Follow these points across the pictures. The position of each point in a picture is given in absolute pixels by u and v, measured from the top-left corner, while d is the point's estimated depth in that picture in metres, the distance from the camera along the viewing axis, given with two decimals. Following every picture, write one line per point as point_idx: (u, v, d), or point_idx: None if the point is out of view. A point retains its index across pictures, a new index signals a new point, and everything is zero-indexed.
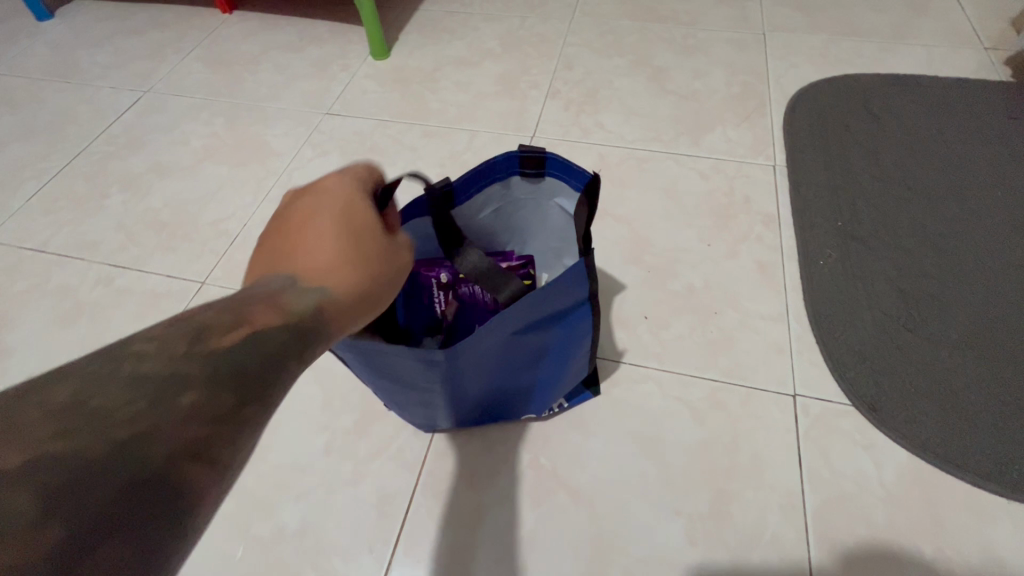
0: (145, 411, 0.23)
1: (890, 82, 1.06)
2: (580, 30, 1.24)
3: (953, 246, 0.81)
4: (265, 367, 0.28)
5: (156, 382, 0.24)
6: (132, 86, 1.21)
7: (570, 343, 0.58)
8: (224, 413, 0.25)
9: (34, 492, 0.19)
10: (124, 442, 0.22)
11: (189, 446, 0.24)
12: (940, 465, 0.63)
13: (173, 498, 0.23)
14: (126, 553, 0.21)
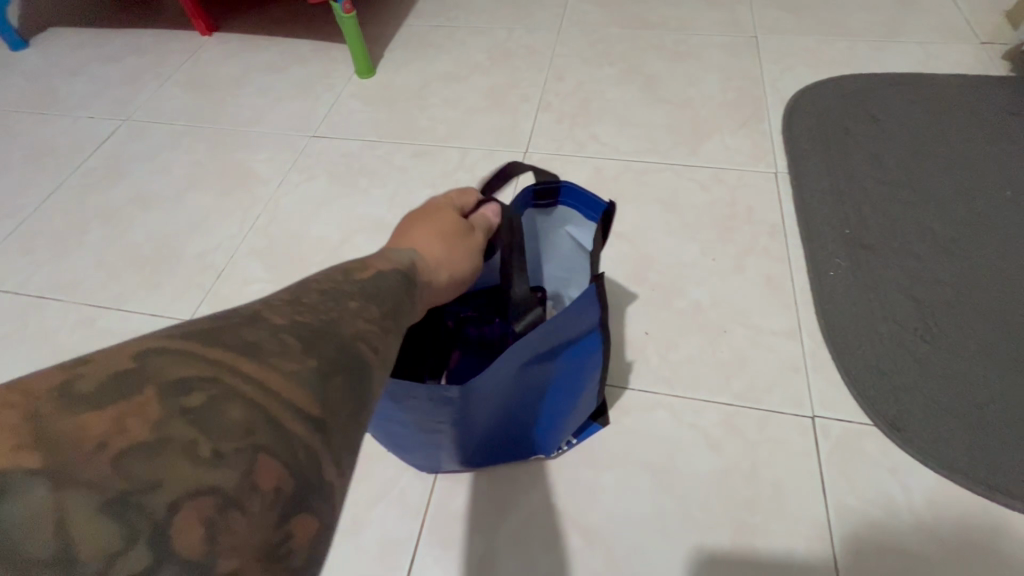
0: (335, 308, 0.29)
1: (887, 82, 1.04)
2: (568, 40, 1.22)
3: (965, 250, 0.79)
4: (399, 296, 0.35)
5: (335, 294, 0.31)
6: (110, 114, 1.17)
7: (581, 374, 0.55)
8: (383, 317, 0.32)
9: (287, 341, 0.25)
10: (331, 321, 0.28)
11: (368, 332, 0.30)
12: (971, 485, 0.60)
13: (363, 365, 0.28)
14: (345, 397, 0.26)
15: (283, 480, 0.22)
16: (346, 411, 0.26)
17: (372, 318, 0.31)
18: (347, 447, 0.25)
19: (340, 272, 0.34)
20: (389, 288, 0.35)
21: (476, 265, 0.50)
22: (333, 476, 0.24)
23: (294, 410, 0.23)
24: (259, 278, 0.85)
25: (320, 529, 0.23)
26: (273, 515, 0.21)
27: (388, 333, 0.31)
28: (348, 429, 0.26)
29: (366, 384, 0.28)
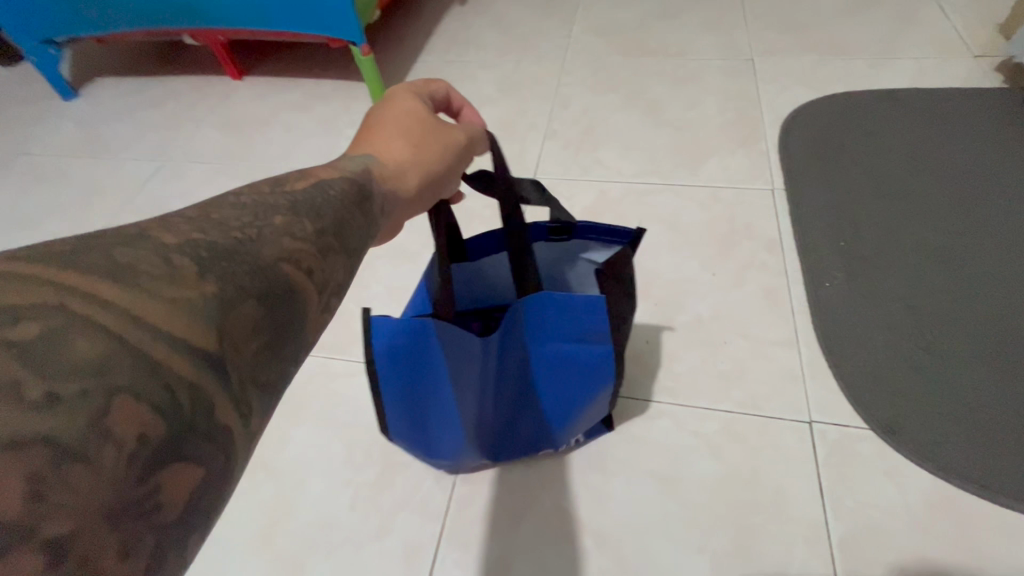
0: (256, 225, 0.26)
1: (882, 97, 1.08)
2: (572, 70, 1.28)
3: (961, 259, 0.81)
4: (346, 215, 0.31)
5: (258, 211, 0.27)
6: (152, 156, 1.27)
7: (595, 379, 0.59)
8: (319, 239, 0.28)
9: (173, 265, 0.22)
10: (244, 241, 0.25)
11: (294, 255, 0.26)
12: (966, 486, 0.62)
13: (283, 293, 0.25)
14: (250, 329, 0.23)
15: (151, 427, 0.19)
16: (252, 346, 0.23)
17: (305, 239, 0.28)
18: (250, 386, 0.23)
19: (273, 187, 0.30)
20: (335, 206, 0.31)
21: (450, 171, 0.44)
22: (227, 417, 0.22)
23: (176, 347, 0.20)
24: None
25: (203, 477, 0.21)
26: (131, 467, 0.18)
27: (325, 258, 0.28)
28: (252, 365, 0.23)
29: (279, 316, 0.25)
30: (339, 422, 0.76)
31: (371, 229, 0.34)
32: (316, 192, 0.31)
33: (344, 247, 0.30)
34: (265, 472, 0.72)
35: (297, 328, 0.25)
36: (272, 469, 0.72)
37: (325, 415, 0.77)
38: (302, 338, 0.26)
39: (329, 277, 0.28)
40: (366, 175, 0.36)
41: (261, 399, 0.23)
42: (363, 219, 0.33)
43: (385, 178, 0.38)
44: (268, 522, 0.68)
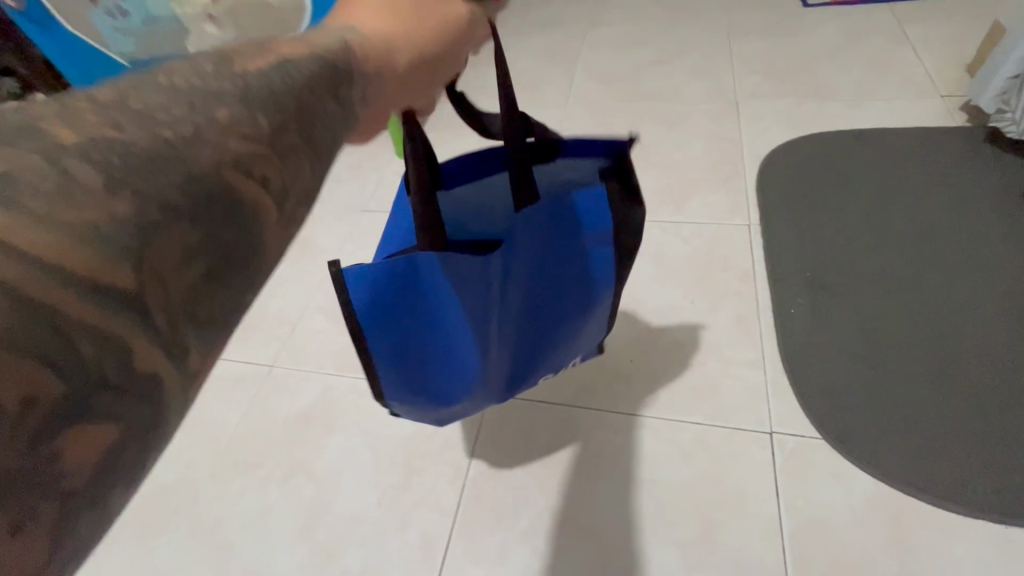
0: (190, 119, 0.21)
1: (852, 138, 1.19)
2: (573, 116, 1.42)
3: (913, 288, 0.91)
4: (312, 103, 0.25)
5: (195, 101, 0.22)
6: None
7: (587, 285, 0.62)
8: (277, 134, 0.23)
9: (69, 177, 0.18)
10: (172, 140, 0.20)
11: (243, 159, 0.22)
12: (903, 488, 0.72)
13: (232, 209, 0.21)
14: (182, 254, 0.19)
15: (41, 386, 0.16)
16: (189, 274, 0.20)
17: (255, 136, 0.22)
18: (186, 323, 0.20)
19: (217, 67, 0.24)
20: (291, 89, 0.25)
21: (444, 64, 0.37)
22: (154, 364, 0.19)
23: (77, 288, 0.17)
24: (324, 329, 1.05)
25: (123, 433, 0.18)
26: (16, 440, 0.16)
27: (285, 161, 0.23)
28: (187, 299, 0.19)
29: (222, 231, 0.21)
30: (368, 433, 0.89)
31: (347, 121, 0.28)
32: (271, 73, 0.25)
33: (309, 142, 0.24)
34: (306, 475, 0.86)
35: (253, 250, 0.22)
36: (311, 473, 0.86)
37: (355, 427, 0.90)
38: (265, 259, 0.22)
39: (299, 185, 0.24)
40: (342, 52, 0.29)
41: (199, 340, 0.20)
42: (336, 112, 0.27)
43: (366, 59, 0.30)
44: (309, 517, 0.82)
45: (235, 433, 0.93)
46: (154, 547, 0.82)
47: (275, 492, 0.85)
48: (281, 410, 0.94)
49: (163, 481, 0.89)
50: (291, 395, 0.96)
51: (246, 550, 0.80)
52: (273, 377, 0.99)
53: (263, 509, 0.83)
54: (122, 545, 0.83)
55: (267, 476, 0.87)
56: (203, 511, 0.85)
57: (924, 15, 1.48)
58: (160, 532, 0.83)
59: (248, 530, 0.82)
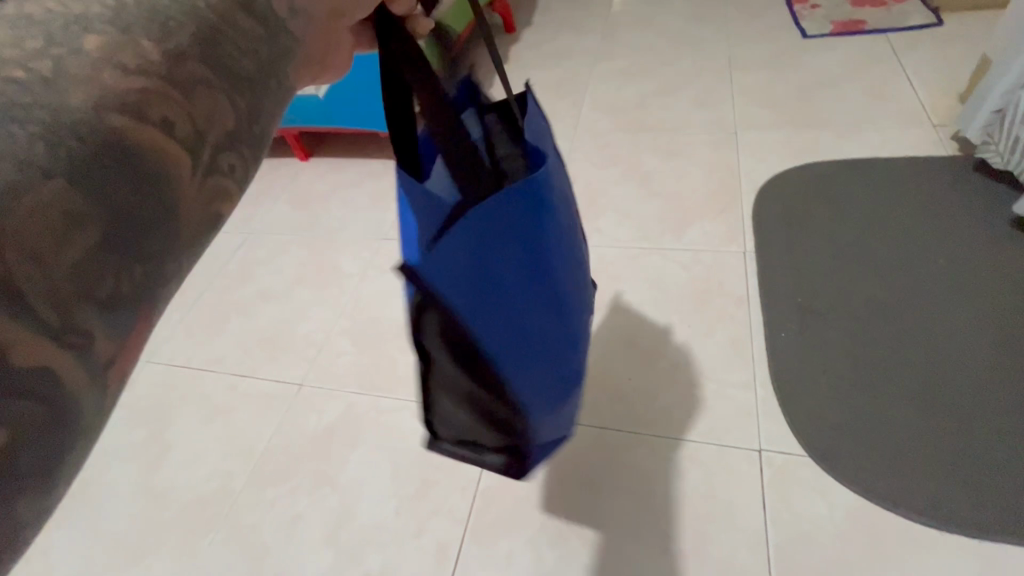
0: (52, 53, 0.23)
1: (845, 167, 1.25)
2: (580, 146, 1.50)
3: (898, 312, 0.96)
4: (218, 26, 0.27)
5: (58, 33, 0.23)
6: (237, 228, 1.54)
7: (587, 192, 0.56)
8: (173, 65, 0.25)
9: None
10: (38, 80, 0.22)
11: (133, 98, 0.23)
12: (883, 504, 0.77)
13: (125, 159, 0.23)
14: (65, 216, 0.21)
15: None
16: (84, 241, 0.22)
17: (142, 69, 0.24)
18: (84, 303, 0.22)
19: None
20: (187, 9, 0.26)
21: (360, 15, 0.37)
22: (43, 354, 0.22)
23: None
24: (347, 350, 1.14)
25: (52, 382, 0.22)
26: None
27: (191, 97, 0.25)
28: (69, 276, 0.22)
29: (114, 190, 0.23)
30: (388, 447, 0.97)
31: (274, 47, 0.29)
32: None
33: (212, 71, 0.26)
34: (332, 486, 0.94)
35: (163, 215, 0.25)
36: (336, 485, 0.94)
37: (376, 441, 0.98)
38: (166, 211, 0.25)
39: (240, 135, 0.28)
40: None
41: (109, 323, 0.24)
42: (254, 30, 0.28)
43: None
44: (334, 525, 0.90)
45: (268, 446, 1.02)
46: (197, 550, 0.91)
47: (304, 500, 0.93)
48: (310, 426, 1.03)
49: (204, 491, 0.98)
50: (317, 412, 1.05)
51: (279, 554, 0.88)
52: (302, 396, 1.08)
53: (294, 516, 0.92)
54: (168, 548, 0.92)
55: (297, 486, 0.95)
56: (241, 517, 0.93)
57: (919, 45, 1.54)
58: (203, 536, 0.92)
59: (280, 536, 0.90)
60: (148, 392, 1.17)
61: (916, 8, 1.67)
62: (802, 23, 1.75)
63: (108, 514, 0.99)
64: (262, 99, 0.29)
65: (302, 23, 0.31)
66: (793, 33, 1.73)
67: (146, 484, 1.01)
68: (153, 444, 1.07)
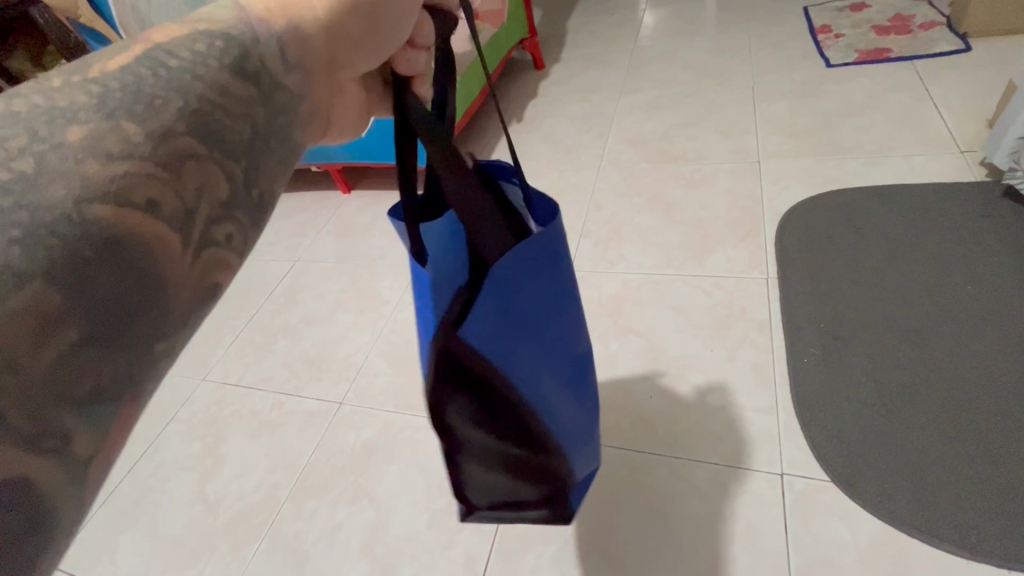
0: (29, 150, 0.21)
1: (869, 193, 1.26)
2: (605, 176, 1.56)
3: (923, 339, 0.96)
4: (207, 96, 0.26)
5: (34, 127, 0.22)
6: (285, 257, 1.66)
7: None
8: (159, 142, 0.24)
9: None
10: (13, 180, 0.21)
11: (119, 181, 0.22)
12: (909, 531, 0.77)
13: (108, 250, 0.22)
14: (37, 322, 0.20)
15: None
16: (50, 350, 0.21)
17: (125, 153, 0.23)
18: (57, 408, 0.22)
19: (68, 80, 0.24)
20: (175, 84, 0.26)
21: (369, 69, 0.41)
22: (23, 468, 0.21)
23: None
24: (384, 371, 1.21)
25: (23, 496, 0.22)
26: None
27: (180, 175, 0.25)
28: (49, 381, 0.21)
29: (93, 280, 0.22)
30: (422, 463, 1.03)
31: (270, 106, 0.29)
32: (137, 67, 0.25)
33: (204, 140, 0.26)
34: (369, 500, 1.00)
35: (149, 302, 0.24)
36: (373, 498, 1.00)
37: (410, 458, 1.04)
38: (156, 297, 0.24)
39: (236, 203, 0.28)
40: (228, 27, 0.29)
41: (80, 426, 0.23)
42: (248, 93, 0.28)
43: (273, 24, 0.30)
44: (371, 536, 0.95)
45: (310, 461, 1.09)
46: (245, 556, 0.98)
47: (343, 512, 1.00)
48: (349, 442, 1.10)
49: (253, 500, 1.06)
50: (356, 429, 1.12)
51: (320, 562, 0.94)
52: (342, 413, 1.16)
53: (333, 527, 0.98)
54: (221, 553, 1.00)
55: (337, 499, 1.02)
56: (285, 526, 1.00)
57: (946, 72, 1.55)
58: (251, 543, 1.00)
59: (321, 544, 0.96)
60: (204, 410, 1.27)
61: (942, 35, 1.69)
62: (826, 52, 1.79)
63: (167, 520, 1.08)
64: (257, 159, 0.28)
65: (307, 78, 0.32)
66: (817, 62, 1.76)
67: (202, 494, 1.10)
68: (208, 457, 1.16)
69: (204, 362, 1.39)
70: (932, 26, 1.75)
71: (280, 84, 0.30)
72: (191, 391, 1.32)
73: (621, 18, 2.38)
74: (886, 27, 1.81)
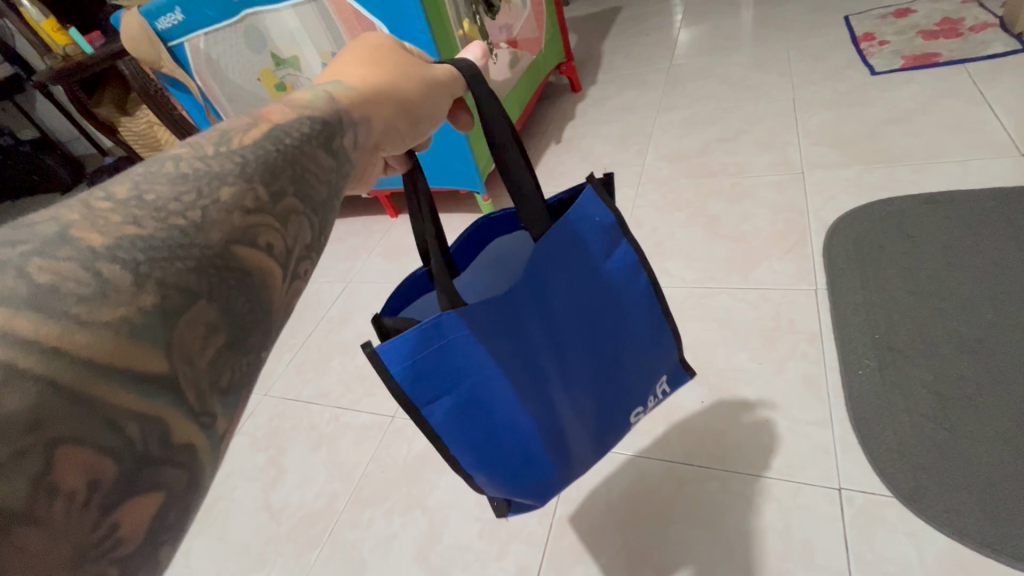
0: (199, 204, 0.27)
1: (923, 201, 1.22)
2: (646, 193, 1.58)
3: (988, 350, 0.92)
4: (306, 168, 0.33)
5: (201, 186, 0.28)
6: (339, 279, 1.75)
7: (637, 316, 0.59)
8: (277, 199, 0.30)
9: (104, 279, 0.22)
10: (189, 225, 0.26)
11: (249, 230, 0.28)
12: (981, 549, 0.74)
13: (243, 277, 0.27)
14: (202, 330, 0.24)
15: (101, 473, 0.20)
16: (210, 348, 0.24)
17: (259, 207, 0.29)
18: (212, 392, 0.24)
19: (221, 150, 0.31)
20: (289, 158, 0.33)
21: (423, 102, 0.48)
22: (188, 435, 0.23)
23: (121, 381, 0.21)
24: None
25: (163, 501, 0.22)
26: (91, 509, 0.20)
27: (287, 223, 0.30)
28: (210, 370, 0.24)
29: (238, 293, 0.26)
30: None
31: (341, 174, 0.36)
32: (265, 145, 0.32)
33: (303, 199, 0.32)
34: (422, 510, 1.04)
35: (266, 318, 0.27)
36: (426, 508, 1.04)
37: None
38: (275, 313, 0.28)
39: (316, 244, 0.32)
40: (320, 115, 0.38)
41: (209, 436, 0.24)
42: (328, 163, 0.35)
43: (348, 114, 0.40)
44: (424, 545, 0.99)
45: (365, 472, 1.14)
46: (307, 561, 1.03)
47: (397, 522, 1.03)
48: (402, 453, 1.15)
49: (313, 508, 1.11)
50: (408, 442, 1.16)
51: (375, 568, 0.98)
52: (395, 426, 1.21)
53: (388, 535, 1.02)
54: (284, 557, 1.05)
55: (390, 509, 1.06)
56: (343, 534, 1.05)
57: (1001, 75, 1.50)
58: (311, 549, 1.05)
59: (376, 551, 1.00)
60: (268, 422, 1.35)
61: (996, 37, 1.63)
62: (870, 60, 1.76)
63: (233, 526, 1.15)
64: (331, 215, 0.34)
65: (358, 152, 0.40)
66: (861, 70, 1.73)
67: (267, 502, 1.17)
68: (271, 467, 1.23)
69: (266, 379, 1.48)
70: (984, 29, 1.70)
71: (347, 159, 0.38)
72: (255, 406, 1.41)
73: (656, 38, 2.42)
74: (934, 31, 1.76)
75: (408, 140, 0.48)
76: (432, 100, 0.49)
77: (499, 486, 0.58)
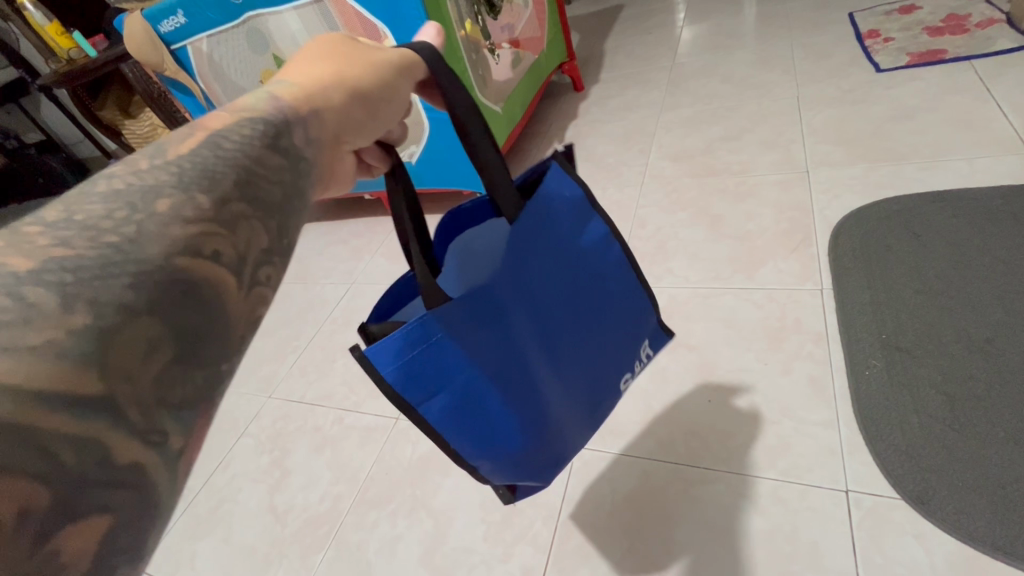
0: (133, 219, 0.26)
1: (930, 199, 1.21)
2: (650, 193, 1.57)
3: (997, 349, 0.92)
4: (254, 170, 0.33)
5: (135, 202, 0.27)
6: (342, 280, 1.75)
7: (612, 283, 0.60)
8: (222, 206, 0.30)
9: (31, 305, 0.22)
10: (124, 240, 0.25)
11: (193, 240, 0.27)
12: (992, 552, 0.73)
13: (190, 288, 0.26)
14: (144, 348, 0.24)
15: (33, 499, 0.19)
16: (152, 366, 0.24)
17: (200, 216, 0.28)
18: (159, 410, 0.24)
19: (155, 163, 0.31)
20: (232, 162, 0.32)
21: (376, 88, 0.47)
22: (132, 455, 0.22)
23: (49, 407, 0.20)
24: None
25: (113, 522, 0.21)
26: (25, 540, 0.19)
27: (235, 230, 0.30)
28: (154, 388, 0.24)
29: (183, 305, 0.25)
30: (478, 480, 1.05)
31: (295, 174, 0.36)
32: (202, 152, 0.32)
33: (253, 202, 0.31)
34: (426, 512, 1.04)
35: (218, 329, 0.27)
36: (430, 510, 1.04)
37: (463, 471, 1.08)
38: (227, 324, 0.27)
39: (275, 249, 0.32)
40: (262, 114, 0.37)
41: (159, 453, 0.23)
42: (279, 164, 0.35)
43: (295, 112, 0.40)
44: (428, 546, 0.99)
45: (369, 474, 1.14)
46: (312, 564, 1.03)
47: (401, 524, 1.03)
48: (406, 455, 1.15)
49: (318, 510, 1.12)
50: (412, 443, 1.16)
51: (381, 569, 0.98)
52: (399, 428, 1.21)
53: (393, 537, 1.02)
54: (289, 559, 1.05)
55: (394, 511, 1.06)
56: (347, 536, 1.05)
57: (1008, 71, 1.49)
58: (316, 551, 1.05)
59: (381, 554, 1.00)
60: (271, 424, 1.35)
61: (1003, 33, 1.62)
62: (875, 57, 1.74)
63: (239, 528, 1.15)
64: (289, 215, 0.33)
65: (314, 150, 0.39)
66: (866, 67, 1.72)
67: (272, 504, 1.17)
68: (275, 469, 1.24)
69: (270, 381, 1.48)
70: (991, 24, 1.68)
71: (303, 158, 0.37)
72: (259, 408, 1.41)
73: (659, 36, 2.41)
74: (940, 27, 1.75)
75: (367, 128, 0.47)
76: (387, 84, 0.47)
77: (503, 472, 0.58)
